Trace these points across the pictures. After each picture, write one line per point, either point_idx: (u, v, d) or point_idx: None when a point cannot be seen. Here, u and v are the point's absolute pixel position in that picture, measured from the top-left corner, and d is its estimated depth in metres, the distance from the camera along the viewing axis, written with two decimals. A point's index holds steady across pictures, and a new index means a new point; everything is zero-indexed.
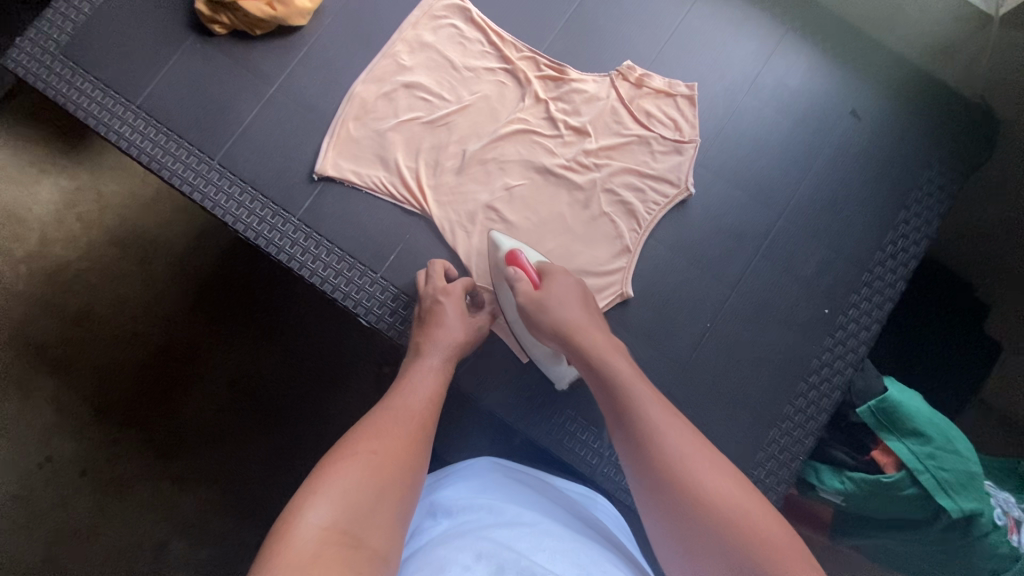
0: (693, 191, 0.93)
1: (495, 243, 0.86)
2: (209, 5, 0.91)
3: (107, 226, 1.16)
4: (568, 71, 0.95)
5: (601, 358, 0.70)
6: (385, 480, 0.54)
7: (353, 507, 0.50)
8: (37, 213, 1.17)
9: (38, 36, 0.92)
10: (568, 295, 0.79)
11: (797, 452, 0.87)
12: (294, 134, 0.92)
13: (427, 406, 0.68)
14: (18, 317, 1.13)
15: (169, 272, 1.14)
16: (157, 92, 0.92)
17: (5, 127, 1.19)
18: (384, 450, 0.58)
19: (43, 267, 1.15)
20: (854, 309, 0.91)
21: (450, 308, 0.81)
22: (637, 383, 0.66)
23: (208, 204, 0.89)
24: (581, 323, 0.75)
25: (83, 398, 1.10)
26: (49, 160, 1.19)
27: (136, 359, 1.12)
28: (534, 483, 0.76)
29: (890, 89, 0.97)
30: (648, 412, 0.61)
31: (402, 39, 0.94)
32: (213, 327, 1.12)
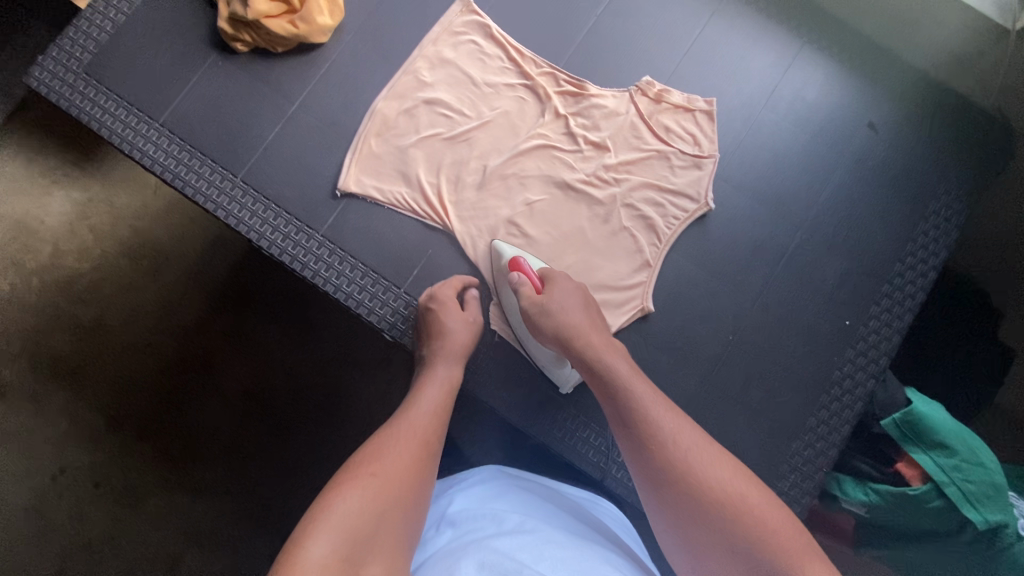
0: (713, 205, 0.94)
1: (497, 250, 0.89)
2: (232, 23, 0.91)
3: (119, 236, 1.16)
4: (588, 86, 0.95)
5: (604, 362, 0.73)
6: (393, 511, 0.54)
7: (359, 534, 0.49)
8: (49, 225, 1.17)
9: (60, 54, 0.92)
10: (570, 299, 0.81)
11: (821, 464, 0.88)
12: (317, 152, 0.93)
13: (433, 426, 0.68)
14: (32, 328, 1.13)
15: (185, 283, 1.14)
16: (180, 110, 0.92)
17: (16, 136, 1.18)
18: (393, 476, 0.58)
19: (54, 279, 1.15)
20: (874, 320, 0.92)
21: (453, 318, 0.83)
22: (638, 387, 0.69)
23: (232, 222, 0.90)
24: (583, 327, 0.77)
25: (97, 410, 1.10)
26: (60, 170, 1.18)
27: (151, 369, 1.12)
28: (542, 491, 0.77)
29: (906, 101, 0.97)
30: (651, 415, 0.65)
31: (423, 56, 0.95)
32: (229, 338, 1.13)
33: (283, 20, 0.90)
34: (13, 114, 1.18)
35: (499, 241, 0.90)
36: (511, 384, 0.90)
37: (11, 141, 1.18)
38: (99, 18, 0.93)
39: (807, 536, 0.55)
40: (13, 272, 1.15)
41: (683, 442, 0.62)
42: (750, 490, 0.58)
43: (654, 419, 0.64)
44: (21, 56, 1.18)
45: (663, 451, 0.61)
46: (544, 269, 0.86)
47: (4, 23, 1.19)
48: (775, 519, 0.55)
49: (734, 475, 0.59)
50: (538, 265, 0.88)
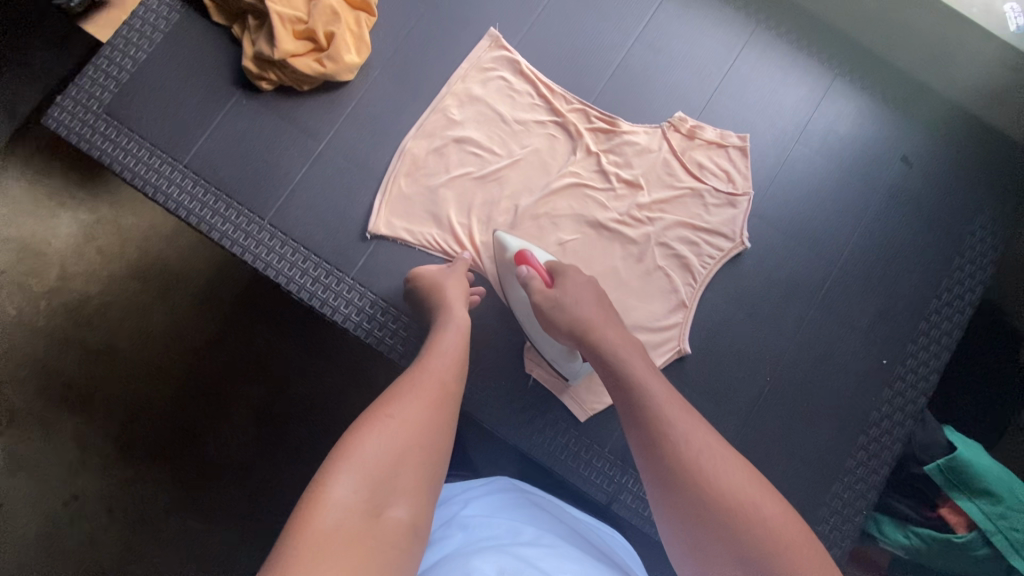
0: (749, 244, 0.93)
1: (501, 242, 0.86)
2: (257, 62, 0.90)
3: (128, 258, 1.14)
4: (620, 123, 0.94)
5: (619, 355, 0.70)
6: (415, 450, 0.57)
7: (380, 476, 0.52)
8: (56, 246, 1.14)
9: (80, 94, 0.90)
10: (584, 295, 0.78)
11: (862, 507, 0.87)
12: (346, 192, 0.91)
13: (454, 368, 0.69)
14: (41, 353, 1.11)
15: (198, 309, 1.12)
16: (204, 150, 0.90)
17: (22, 160, 1.15)
18: (415, 415, 0.59)
19: (63, 302, 1.12)
20: (912, 358, 0.92)
21: (453, 277, 0.84)
22: (654, 382, 0.66)
23: (260, 265, 0.88)
24: (596, 320, 0.75)
25: (107, 434, 1.08)
26: (68, 193, 1.16)
27: (163, 395, 1.09)
28: (544, 504, 0.77)
29: (940, 134, 0.96)
30: (665, 413, 0.62)
31: (451, 93, 0.93)
32: (243, 362, 1.10)
33: (309, 59, 0.88)
34: (17, 137, 1.15)
35: (500, 232, 0.88)
36: (547, 428, 0.89)
37: (18, 164, 1.15)
38: (119, 56, 0.91)
39: (823, 552, 0.52)
40: (21, 296, 1.13)
41: (697, 445, 0.59)
42: (764, 498, 0.55)
43: (669, 418, 0.61)
44: (26, 76, 1.15)
45: (676, 450, 0.58)
46: (552, 262, 0.84)
47: (8, 43, 1.15)
48: (788, 534, 0.51)
49: (749, 482, 0.56)
50: (545, 257, 0.86)
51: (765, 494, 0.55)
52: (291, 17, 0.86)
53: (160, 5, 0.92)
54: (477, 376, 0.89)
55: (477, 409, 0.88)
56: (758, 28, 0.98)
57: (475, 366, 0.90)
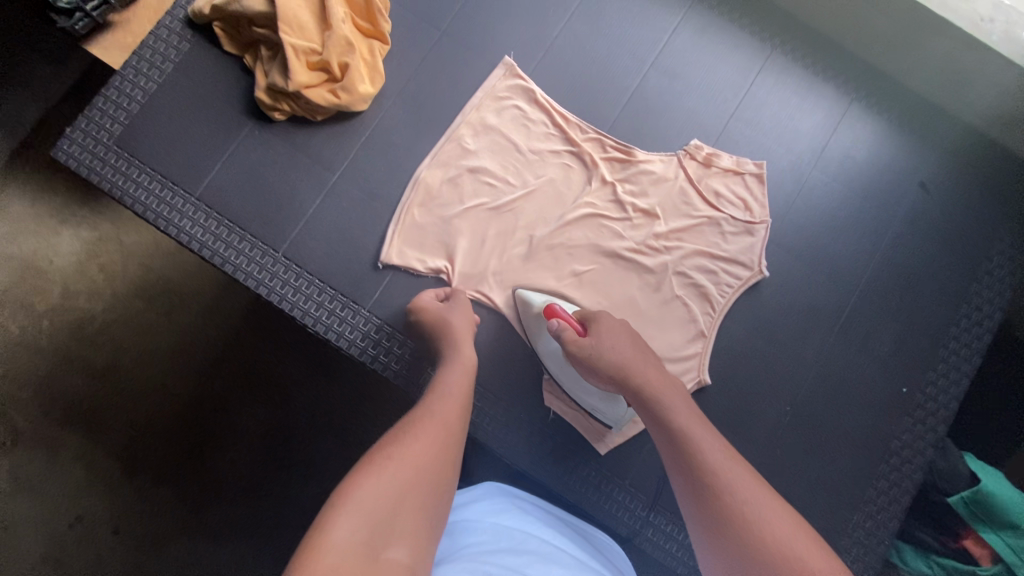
0: (767, 272, 0.93)
1: (527, 299, 0.87)
2: (269, 93, 0.88)
3: (130, 277, 1.11)
4: (636, 152, 0.93)
5: (663, 400, 0.68)
6: (415, 493, 0.54)
7: (379, 516, 0.49)
8: (57, 264, 1.11)
9: (89, 126, 0.88)
10: (616, 338, 0.77)
11: (884, 536, 0.87)
12: (360, 224, 0.90)
13: (458, 411, 0.67)
14: (44, 374, 1.08)
15: (203, 330, 1.10)
16: (216, 183, 0.89)
17: (19, 176, 1.11)
18: (416, 458, 0.57)
19: (65, 322, 1.10)
20: (931, 386, 0.91)
21: (457, 313, 0.82)
22: (699, 429, 0.64)
23: (275, 299, 0.87)
24: (632, 361, 0.73)
25: (112, 456, 1.06)
26: (68, 209, 1.12)
27: (168, 417, 1.07)
28: (537, 510, 0.78)
29: (955, 159, 0.96)
30: (712, 462, 0.60)
31: (466, 122, 0.93)
32: (246, 382, 1.08)
33: (323, 90, 0.87)
34: (14, 154, 1.11)
35: (524, 291, 0.88)
36: (566, 460, 0.89)
37: (15, 181, 1.11)
38: (129, 87, 0.90)
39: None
40: (23, 315, 1.10)
41: (745, 497, 0.56)
42: (819, 561, 0.51)
43: (715, 467, 0.59)
44: (24, 92, 1.11)
45: (724, 502, 0.56)
46: (580, 312, 0.84)
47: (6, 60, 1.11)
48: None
49: (801, 538, 0.53)
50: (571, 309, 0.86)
51: (822, 555, 0.51)
52: (305, 49, 0.85)
53: (171, 34, 0.91)
54: (495, 409, 0.88)
55: (495, 443, 0.88)
56: (773, 53, 0.97)
57: (493, 398, 0.89)
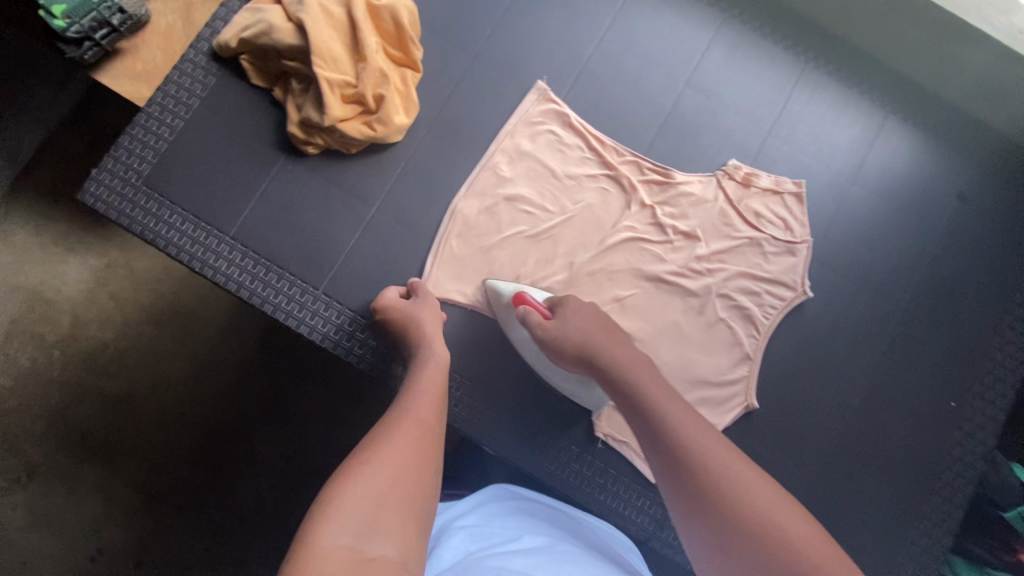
0: (810, 292, 0.92)
1: (495, 288, 0.86)
2: (303, 127, 0.86)
3: (142, 303, 1.07)
4: (674, 174, 0.93)
5: (629, 375, 0.68)
6: (398, 493, 0.52)
7: (363, 519, 0.48)
8: (66, 294, 1.07)
9: (117, 166, 0.86)
10: (583, 318, 0.76)
11: (938, 552, 0.88)
12: (399, 256, 0.89)
13: (436, 406, 0.67)
14: (57, 405, 1.04)
15: (223, 357, 1.07)
16: (251, 221, 0.87)
17: (25, 207, 1.06)
18: (394, 460, 0.55)
19: (78, 352, 1.05)
20: (979, 399, 0.92)
21: (425, 310, 0.80)
22: (666, 399, 0.65)
23: (316, 337, 0.85)
24: (602, 344, 0.72)
25: (132, 486, 1.02)
26: (73, 236, 1.07)
27: (185, 442, 1.04)
28: (542, 513, 0.77)
29: (993, 169, 0.96)
30: (679, 431, 0.61)
31: (501, 150, 0.91)
32: (267, 405, 1.06)
33: (358, 122, 0.85)
34: (19, 184, 1.06)
35: (493, 280, 0.87)
36: (618, 489, 0.88)
37: (20, 212, 1.06)
38: (155, 124, 0.87)
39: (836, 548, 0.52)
40: (32, 346, 1.05)
41: (711, 461, 0.58)
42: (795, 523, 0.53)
43: (684, 436, 0.61)
44: (24, 116, 1.06)
45: (699, 476, 0.57)
46: (549, 298, 0.83)
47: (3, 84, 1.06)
48: (805, 539, 0.52)
49: (766, 492, 0.56)
50: (542, 295, 0.85)
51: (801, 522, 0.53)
52: (339, 82, 0.83)
53: (196, 68, 0.89)
54: (544, 440, 0.88)
55: (548, 475, 0.87)
56: (807, 67, 0.97)
57: (541, 429, 0.88)
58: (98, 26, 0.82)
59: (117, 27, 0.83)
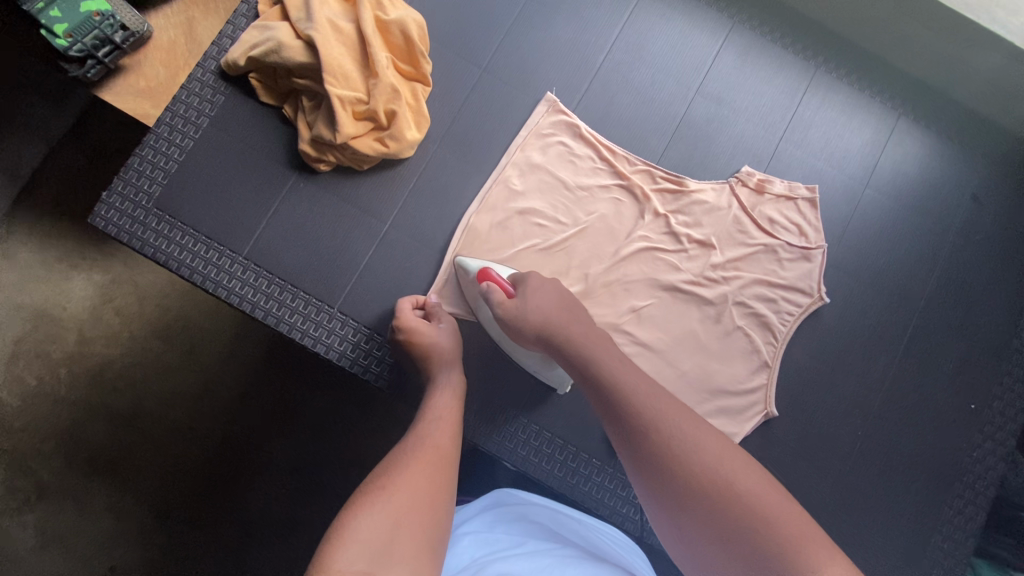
0: (827, 298, 0.92)
1: (462, 267, 0.84)
2: (314, 144, 0.85)
3: (149, 319, 1.05)
4: (688, 182, 0.92)
5: (589, 354, 0.67)
6: (415, 517, 0.52)
7: (380, 541, 0.47)
8: (71, 311, 1.04)
9: (127, 188, 0.85)
10: (546, 295, 0.74)
11: (961, 556, 0.88)
12: (414, 272, 0.88)
13: (450, 434, 0.67)
14: (64, 423, 1.01)
15: (233, 373, 1.04)
16: (265, 240, 0.86)
17: (26, 224, 1.04)
18: (411, 487, 0.55)
19: (84, 369, 1.03)
20: (998, 401, 0.92)
21: (446, 335, 0.81)
22: (626, 374, 0.64)
23: (334, 356, 0.85)
24: (562, 321, 0.71)
25: (144, 504, 1.00)
26: (77, 252, 1.05)
27: (195, 458, 1.02)
28: (552, 520, 0.75)
29: (1007, 170, 0.97)
30: (640, 406, 0.61)
31: (511, 163, 0.91)
32: (279, 419, 1.03)
33: (370, 139, 0.85)
34: (21, 201, 1.04)
35: (461, 258, 0.86)
36: (639, 500, 0.88)
37: (21, 229, 1.04)
38: (165, 145, 0.86)
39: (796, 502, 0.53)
40: (37, 364, 1.02)
41: (674, 432, 0.58)
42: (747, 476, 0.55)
43: (646, 410, 0.60)
44: (24, 134, 1.04)
45: (653, 439, 0.58)
46: (514, 276, 0.81)
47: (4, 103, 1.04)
48: (767, 497, 0.52)
49: (728, 455, 0.56)
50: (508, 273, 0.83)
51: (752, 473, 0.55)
52: (351, 99, 0.82)
53: (203, 87, 0.88)
54: (564, 453, 0.87)
55: (569, 489, 0.86)
56: (818, 72, 0.96)
57: (560, 442, 0.87)
58: (100, 44, 0.81)
59: (120, 44, 0.83)
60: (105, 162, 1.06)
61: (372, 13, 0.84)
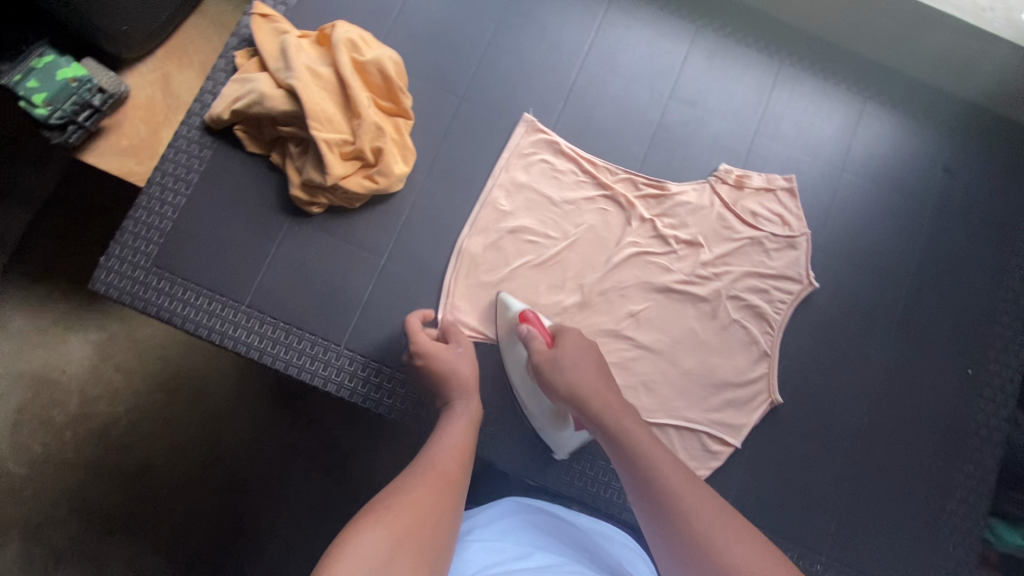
0: (817, 282, 0.95)
1: (505, 302, 0.87)
2: (305, 189, 0.87)
3: (151, 372, 1.06)
4: (669, 186, 0.95)
5: (621, 426, 0.68)
6: (416, 537, 0.52)
7: (379, 558, 0.47)
8: (72, 372, 1.05)
9: (124, 250, 0.86)
10: (582, 358, 0.77)
11: (978, 518, 0.91)
12: (415, 301, 0.90)
13: (459, 461, 0.66)
14: (75, 486, 1.01)
15: (240, 417, 1.05)
16: (265, 286, 0.88)
17: (20, 292, 1.05)
18: (417, 509, 0.55)
19: (91, 430, 1.03)
20: (993, 364, 0.96)
21: (462, 360, 0.82)
22: (656, 451, 0.64)
23: (346, 392, 0.86)
24: (596, 387, 0.74)
25: (163, 558, 1.00)
26: (74, 315, 1.06)
27: (211, 507, 1.02)
28: (565, 536, 0.74)
29: (974, 141, 1.01)
30: (679, 495, 0.59)
31: (498, 185, 0.93)
32: (290, 458, 1.04)
33: (359, 177, 0.87)
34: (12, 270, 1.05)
35: (505, 294, 0.89)
36: None
37: (16, 298, 1.05)
38: (158, 204, 0.88)
39: None
40: (42, 431, 1.02)
41: (710, 529, 0.55)
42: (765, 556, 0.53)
43: (678, 489, 0.59)
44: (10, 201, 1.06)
45: (675, 508, 0.58)
46: (555, 327, 0.84)
47: None
48: None
49: (748, 541, 0.54)
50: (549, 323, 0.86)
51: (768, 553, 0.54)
52: (337, 141, 0.85)
53: (191, 143, 0.90)
54: (582, 463, 0.89)
55: (590, 498, 0.88)
56: (782, 66, 1.00)
57: (576, 452, 0.89)
58: (80, 109, 0.83)
59: (99, 107, 0.85)
60: (90, 222, 1.07)
61: (349, 56, 0.86)
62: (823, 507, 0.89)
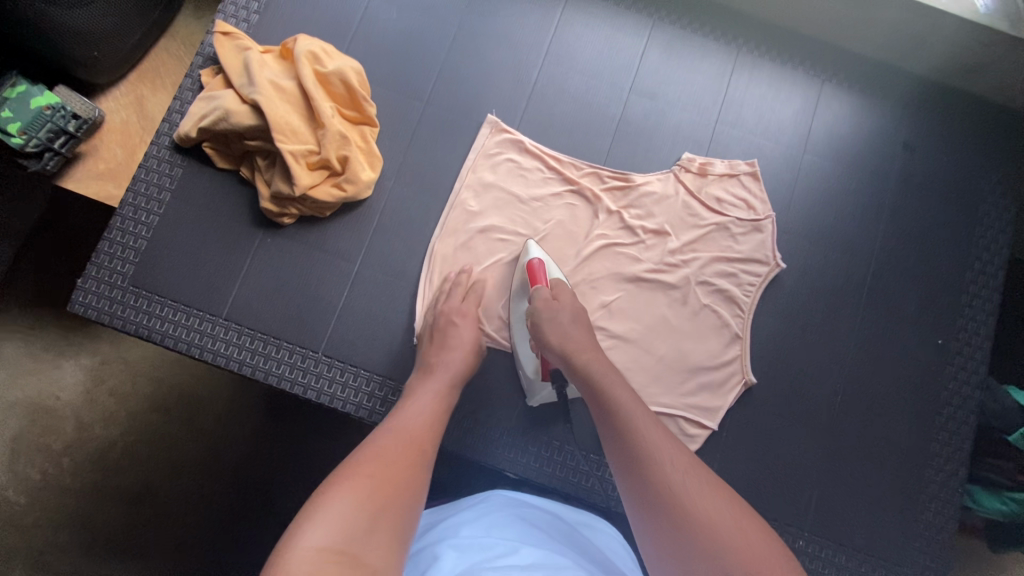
0: (784, 264, 0.96)
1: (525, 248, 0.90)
2: (275, 201, 0.89)
3: (142, 393, 1.07)
4: (634, 177, 0.97)
5: (605, 386, 0.69)
6: (386, 494, 0.54)
7: (352, 519, 0.49)
8: (65, 399, 1.06)
9: (101, 271, 0.88)
10: (572, 319, 0.78)
11: (956, 485, 0.92)
12: (390, 304, 0.92)
13: (429, 423, 0.69)
14: (74, 510, 1.02)
15: (229, 432, 1.06)
16: (241, 298, 0.90)
17: (9, 323, 1.06)
18: (387, 467, 0.57)
19: (87, 454, 1.04)
20: (962, 333, 0.97)
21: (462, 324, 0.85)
22: (637, 411, 0.66)
23: (326, 399, 0.88)
24: (581, 345, 0.75)
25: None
26: (63, 342, 1.07)
27: (205, 522, 1.03)
28: (554, 530, 0.73)
29: (930, 115, 1.03)
30: (656, 453, 0.61)
31: (466, 186, 0.95)
32: (280, 469, 1.05)
33: (327, 186, 0.89)
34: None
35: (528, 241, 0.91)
36: None
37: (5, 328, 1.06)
38: (132, 225, 0.89)
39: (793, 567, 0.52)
40: (39, 458, 1.04)
41: (682, 485, 0.58)
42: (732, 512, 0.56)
43: (655, 449, 0.61)
44: None
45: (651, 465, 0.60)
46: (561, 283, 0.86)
47: None
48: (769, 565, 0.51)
49: (719, 498, 0.57)
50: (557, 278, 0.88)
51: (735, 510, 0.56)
52: (303, 152, 0.87)
53: (161, 163, 0.91)
54: (563, 454, 0.90)
55: (572, 487, 0.89)
56: (738, 54, 1.02)
57: (556, 444, 0.90)
58: (54, 136, 0.85)
59: (74, 132, 0.86)
60: (73, 249, 1.08)
61: (310, 68, 0.88)
62: (805, 484, 0.90)
